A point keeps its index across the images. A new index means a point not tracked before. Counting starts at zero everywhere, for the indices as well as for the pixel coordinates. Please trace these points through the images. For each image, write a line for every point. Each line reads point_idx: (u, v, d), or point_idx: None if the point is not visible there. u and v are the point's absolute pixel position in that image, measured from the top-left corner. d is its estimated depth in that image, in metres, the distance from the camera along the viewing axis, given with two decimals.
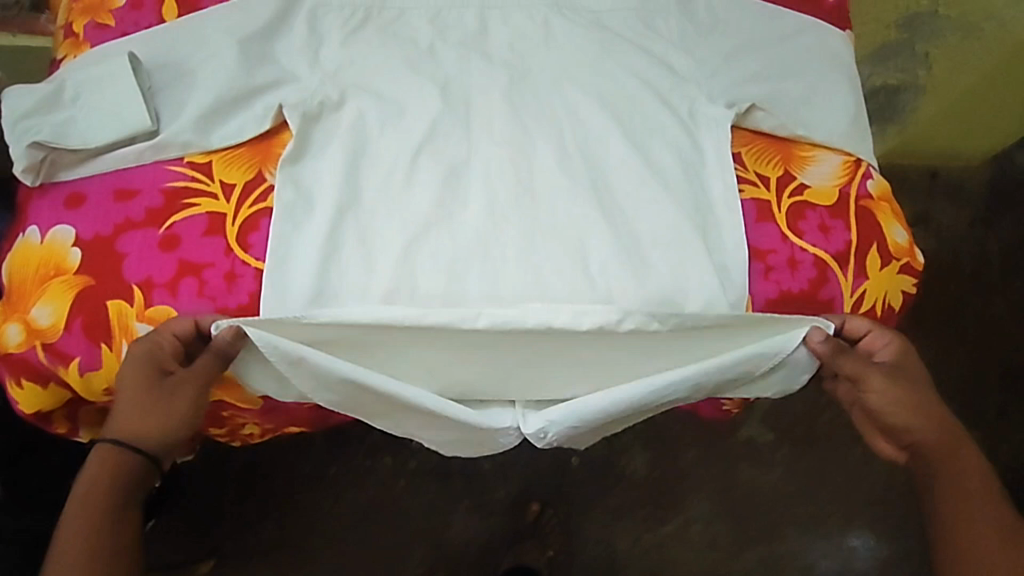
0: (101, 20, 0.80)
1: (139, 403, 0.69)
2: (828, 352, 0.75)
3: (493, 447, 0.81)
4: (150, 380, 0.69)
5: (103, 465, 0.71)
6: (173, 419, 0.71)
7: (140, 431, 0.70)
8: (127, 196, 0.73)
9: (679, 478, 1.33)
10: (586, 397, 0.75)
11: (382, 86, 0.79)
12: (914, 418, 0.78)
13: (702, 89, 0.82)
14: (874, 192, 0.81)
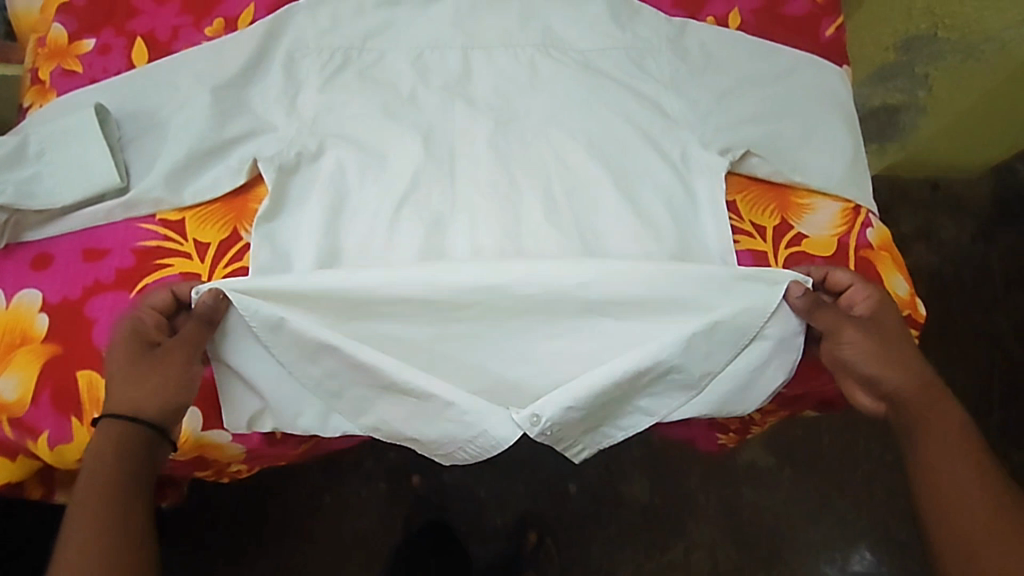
0: (68, 66, 0.76)
1: (129, 367, 0.64)
2: (805, 308, 0.70)
3: (489, 450, 0.69)
4: (138, 353, 0.64)
5: (103, 450, 0.62)
6: (166, 380, 0.64)
7: (135, 398, 0.63)
8: (96, 257, 0.69)
9: (680, 502, 1.26)
10: (581, 377, 0.69)
11: (361, 133, 0.75)
12: (896, 375, 0.70)
13: (695, 133, 0.79)
14: (874, 243, 0.78)
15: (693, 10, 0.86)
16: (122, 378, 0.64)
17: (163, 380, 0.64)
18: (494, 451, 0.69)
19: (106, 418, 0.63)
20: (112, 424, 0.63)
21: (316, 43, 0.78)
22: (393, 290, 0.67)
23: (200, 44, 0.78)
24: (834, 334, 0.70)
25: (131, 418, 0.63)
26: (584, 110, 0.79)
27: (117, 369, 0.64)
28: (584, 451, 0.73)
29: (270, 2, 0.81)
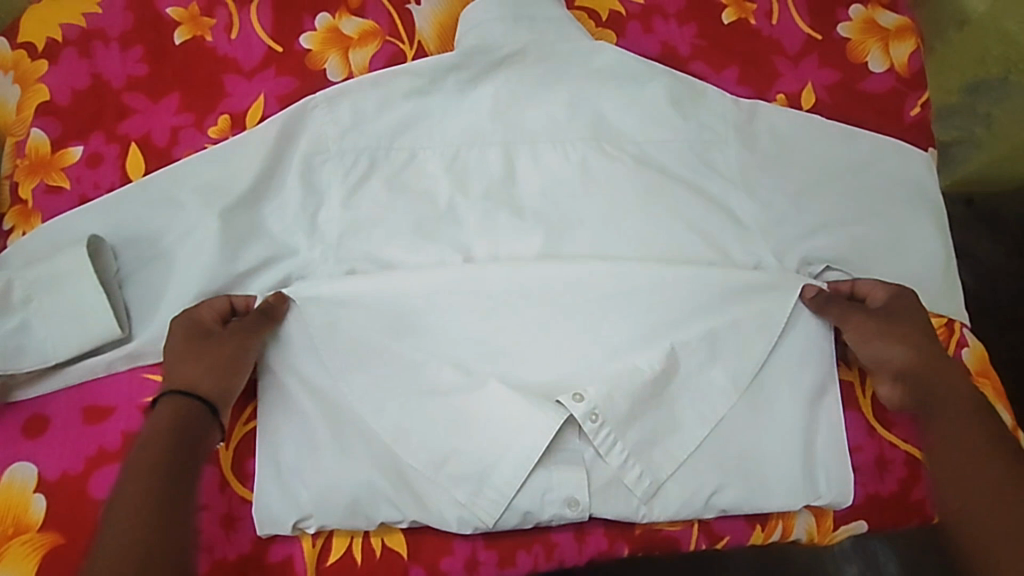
0: (52, 182, 0.66)
1: (187, 350, 0.60)
2: (817, 305, 0.68)
3: (543, 502, 0.63)
4: (196, 339, 0.61)
5: (159, 423, 0.58)
6: (223, 365, 0.60)
7: (191, 376, 0.59)
8: (98, 418, 0.60)
9: None
10: (639, 366, 0.65)
11: (394, 254, 0.67)
12: (903, 356, 0.65)
13: (770, 242, 0.71)
14: (971, 366, 0.71)
15: (762, 88, 0.77)
16: (177, 362, 0.60)
17: (218, 365, 0.60)
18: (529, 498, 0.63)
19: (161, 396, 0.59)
20: (168, 402, 0.59)
21: (337, 145, 0.68)
22: (439, 289, 0.65)
23: (204, 148, 0.68)
24: (839, 321, 0.67)
25: (187, 396, 0.59)
26: (642, 214, 0.71)
27: (174, 355, 0.60)
28: (643, 478, 0.64)
29: (281, 95, 0.70)
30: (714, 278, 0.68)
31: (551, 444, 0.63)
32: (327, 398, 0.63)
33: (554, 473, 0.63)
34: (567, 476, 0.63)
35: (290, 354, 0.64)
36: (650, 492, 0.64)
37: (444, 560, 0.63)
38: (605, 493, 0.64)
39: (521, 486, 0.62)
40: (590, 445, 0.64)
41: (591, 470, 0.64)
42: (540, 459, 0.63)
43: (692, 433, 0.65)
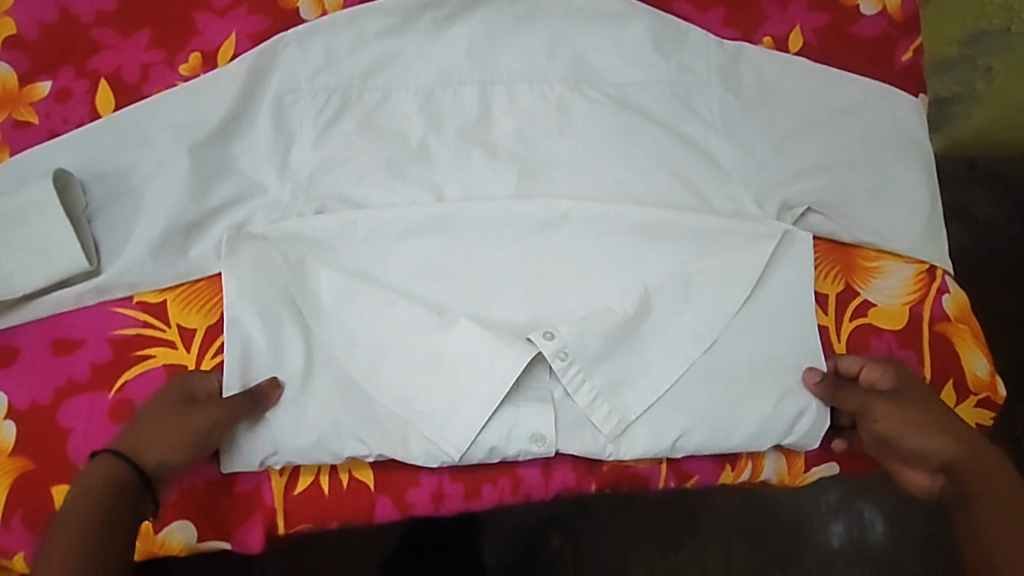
0: (21, 116, 0.66)
1: (149, 419, 0.58)
2: (825, 394, 0.65)
3: (511, 437, 0.63)
4: (176, 403, 0.59)
5: (89, 483, 0.54)
6: (176, 441, 0.57)
7: (150, 443, 0.57)
8: (67, 350, 0.61)
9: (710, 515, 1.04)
10: (612, 308, 0.65)
11: (365, 195, 0.66)
12: (935, 439, 0.62)
13: (749, 188, 0.69)
14: (951, 312, 0.69)
15: (748, 30, 0.74)
16: (148, 420, 0.58)
17: (172, 439, 0.57)
18: (498, 432, 0.63)
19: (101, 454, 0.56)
20: (105, 463, 0.56)
21: (309, 84, 0.67)
22: (410, 229, 0.65)
23: (174, 85, 0.67)
24: (864, 416, 0.63)
25: (126, 461, 0.56)
26: (621, 158, 0.69)
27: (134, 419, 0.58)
28: (611, 418, 0.64)
29: (254, 32, 0.68)
30: (685, 220, 0.67)
31: (516, 383, 0.64)
32: (294, 339, 0.63)
33: (521, 410, 0.63)
34: (535, 412, 0.64)
35: (254, 295, 0.62)
36: (617, 431, 0.64)
37: (409, 491, 0.64)
38: (574, 430, 0.65)
39: (488, 421, 0.63)
40: (558, 383, 0.65)
41: (560, 408, 0.65)
42: (506, 396, 0.63)
43: (664, 376, 0.65)
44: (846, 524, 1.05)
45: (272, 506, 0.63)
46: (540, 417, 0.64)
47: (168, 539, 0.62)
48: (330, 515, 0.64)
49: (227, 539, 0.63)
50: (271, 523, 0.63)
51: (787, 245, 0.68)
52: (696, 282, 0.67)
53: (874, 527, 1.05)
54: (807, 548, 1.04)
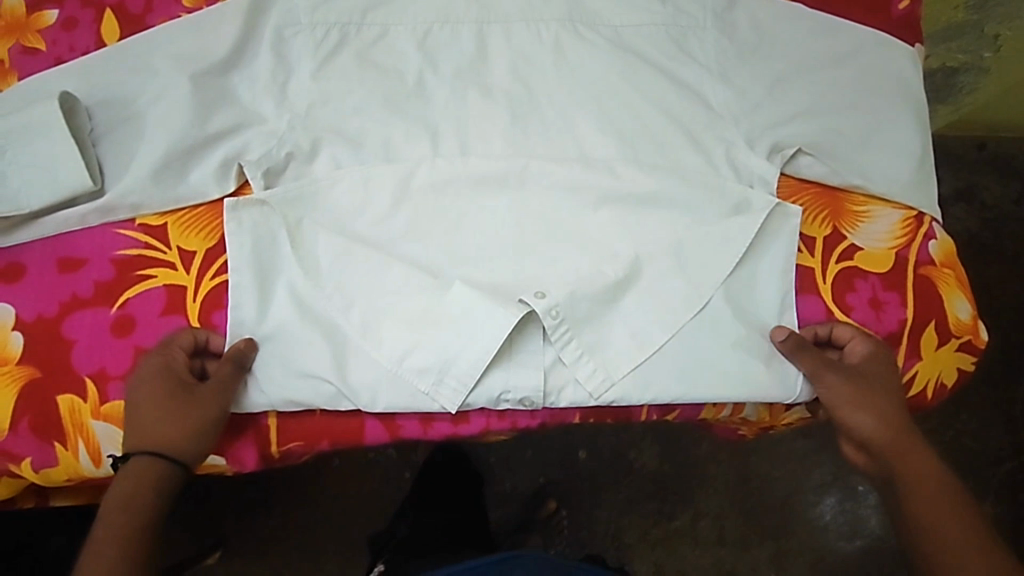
0: (29, 44, 0.68)
1: (160, 410, 0.60)
2: (793, 350, 0.65)
3: (498, 392, 0.65)
4: (173, 392, 0.60)
5: (125, 482, 0.59)
6: (193, 424, 0.60)
7: (170, 438, 0.60)
8: (72, 267, 0.63)
9: (698, 474, 1.07)
10: (603, 266, 0.66)
11: (361, 128, 0.67)
12: (873, 421, 0.65)
13: (741, 127, 0.69)
14: (936, 257, 0.71)
15: None
16: (155, 416, 0.60)
17: (191, 423, 0.60)
18: (482, 387, 0.65)
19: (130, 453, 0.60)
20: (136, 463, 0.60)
21: (309, 17, 0.68)
22: (404, 163, 0.67)
23: (178, 17, 0.68)
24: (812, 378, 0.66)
25: (157, 457, 0.60)
26: (616, 101, 0.70)
27: (142, 411, 0.60)
28: (597, 374, 0.66)
29: None
30: (674, 162, 0.69)
31: (508, 345, 0.65)
32: (289, 265, 0.64)
33: (511, 373, 0.65)
34: (525, 373, 0.65)
35: (249, 223, 0.64)
36: (602, 387, 0.65)
37: (397, 417, 0.66)
38: (560, 391, 0.66)
39: (478, 383, 0.65)
40: (549, 346, 0.66)
41: (548, 372, 0.66)
42: (498, 358, 0.65)
43: (655, 331, 0.66)
44: (837, 496, 1.07)
45: (266, 423, 0.65)
46: (528, 376, 0.65)
47: None
48: (321, 435, 0.66)
49: (223, 454, 0.66)
50: (265, 440, 0.66)
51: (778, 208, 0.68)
52: (683, 222, 0.68)
53: (866, 500, 1.07)
54: (797, 523, 1.07)
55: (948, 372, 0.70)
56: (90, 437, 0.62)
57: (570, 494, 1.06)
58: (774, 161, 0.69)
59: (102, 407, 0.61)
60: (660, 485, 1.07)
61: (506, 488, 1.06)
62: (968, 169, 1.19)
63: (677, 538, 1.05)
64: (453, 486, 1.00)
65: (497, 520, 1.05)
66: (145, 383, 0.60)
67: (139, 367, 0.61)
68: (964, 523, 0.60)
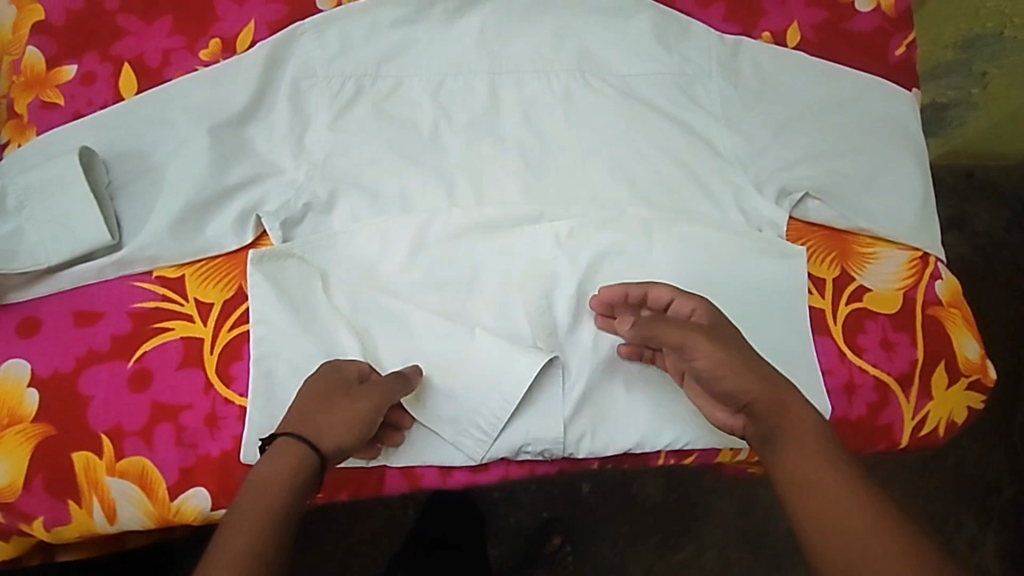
0: (47, 98, 0.69)
1: (320, 397, 0.58)
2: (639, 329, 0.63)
3: (517, 442, 0.65)
4: (332, 387, 0.59)
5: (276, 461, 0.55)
6: (351, 418, 0.57)
7: (321, 426, 0.56)
8: (89, 321, 0.63)
9: (705, 509, 1.06)
10: None
11: (376, 178, 0.68)
12: (788, 405, 0.57)
13: (748, 173, 0.71)
14: (943, 297, 0.72)
15: (748, 25, 0.76)
16: (311, 406, 0.57)
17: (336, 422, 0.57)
18: (501, 438, 0.65)
19: (284, 436, 0.56)
20: (290, 446, 0.55)
21: (325, 70, 0.69)
22: (418, 209, 0.68)
23: (195, 70, 0.70)
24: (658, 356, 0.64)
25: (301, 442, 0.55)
26: (624, 147, 0.71)
27: (304, 402, 0.58)
28: (613, 422, 0.66)
29: (272, 21, 0.71)
30: (683, 207, 0.70)
31: (526, 397, 0.65)
32: (308, 316, 0.65)
33: (531, 424, 0.65)
34: (544, 424, 0.65)
35: (271, 275, 0.65)
36: (619, 434, 0.66)
37: (416, 469, 0.66)
38: (578, 439, 0.66)
39: (498, 434, 0.65)
40: (568, 396, 0.66)
41: (568, 423, 0.66)
42: (518, 410, 0.65)
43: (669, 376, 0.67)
44: None
45: None
46: (546, 424, 0.65)
47: (182, 507, 0.61)
48: (339, 487, 0.65)
49: None
50: None
51: (785, 252, 0.70)
52: (694, 267, 0.69)
53: None
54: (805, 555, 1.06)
55: (960, 411, 0.70)
56: (106, 494, 0.61)
57: (577, 529, 1.05)
58: (783, 206, 0.71)
59: (118, 463, 0.61)
60: (668, 518, 1.06)
61: (510, 522, 1.04)
62: (962, 198, 1.21)
63: (684, 570, 1.05)
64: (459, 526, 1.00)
65: (500, 556, 1.03)
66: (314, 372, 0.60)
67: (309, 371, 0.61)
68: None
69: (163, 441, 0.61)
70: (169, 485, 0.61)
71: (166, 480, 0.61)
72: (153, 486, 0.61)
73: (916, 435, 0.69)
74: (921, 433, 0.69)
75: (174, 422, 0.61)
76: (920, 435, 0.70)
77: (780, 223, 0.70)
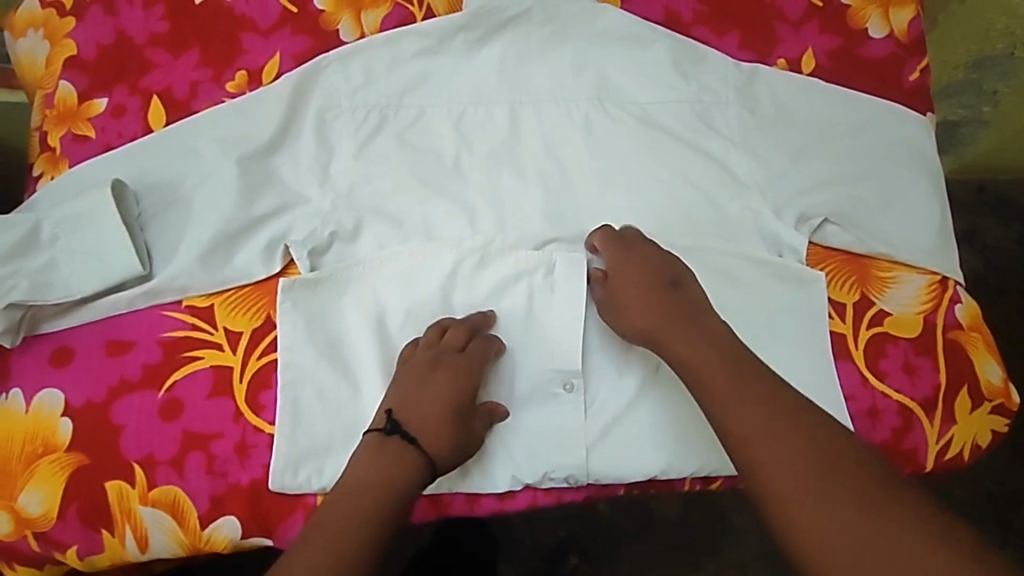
0: (79, 131, 0.71)
1: (440, 398, 0.63)
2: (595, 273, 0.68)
3: (542, 468, 0.66)
4: (451, 387, 0.63)
5: (385, 459, 0.60)
6: (466, 431, 0.63)
7: (437, 435, 0.62)
8: (120, 350, 0.64)
9: (725, 528, 1.06)
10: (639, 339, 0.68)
11: (400, 207, 0.69)
12: (680, 347, 0.62)
13: (767, 199, 0.72)
14: (964, 321, 0.72)
15: (763, 52, 0.78)
16: (432, 406, 0.63)
17: (454, 432, 0.63)
18: (527, 463, 0.66)
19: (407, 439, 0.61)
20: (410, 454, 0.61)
21: (349, 101, 0.70)
22: (441, 237, 0.69)
23: (222, 101, 0.71)
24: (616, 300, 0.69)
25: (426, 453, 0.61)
26: (644, 173, 0.72)
27: (429, 400, 0.63)
28: (640, 450, 0.66)
29: (296, 53, 0.73)
30: (702, 230, 0.71)
31: (549, 424, 0.66)
32: (336, 344, 0.66)
33: (555, 450, 0.66)
34: (570, 450, 0.66)
35: (300, 305, 0.65)
36: (646, 462, 0.66)
37: (444, 496, 0.66)
38: (604, 465, 0.66)
39: (523, 461, 0.66)
40: (592, 421, 0.66)
41: (593, 450, 0.66)
42: (543, 437, 0.66)
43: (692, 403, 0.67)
44: None
45: (314, 503, 0.63)
46: (570, 450, 0.66)
47: (213, 535, 0.62)
48: None
49: (270, 536, 0.63)
50: None
51: (805, 276, 0.70)
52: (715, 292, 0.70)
53: None
54: None
55: (983, 434, 0.71)
56: (138, 523, 0.62)
57: (593, 548, 1.04)
58: (803, 231, 0.71)
59: (149, 492, 0.62)
60: (687, 537, 1.06)
61: (526, 543, 1.04)
62: (973, 214, 1.21)
63: None
64: (477, 533, 1.02)
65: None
66: (433, 357, 0.64)
67: (424, 348, 0.65)
68: (911, 557, 0.51)
69: (194, 470, 0.62)
70: (199, 514, 0.62)
71: (197, 509, 0.62)
72: (185, 514, 0.62)
73: (940, 459, 0.70)
74: (945, 456, 0.70)
75: (204, 451, 0.62)
76: (945, 458, 0.70)
77: (801, 248, 0.71)
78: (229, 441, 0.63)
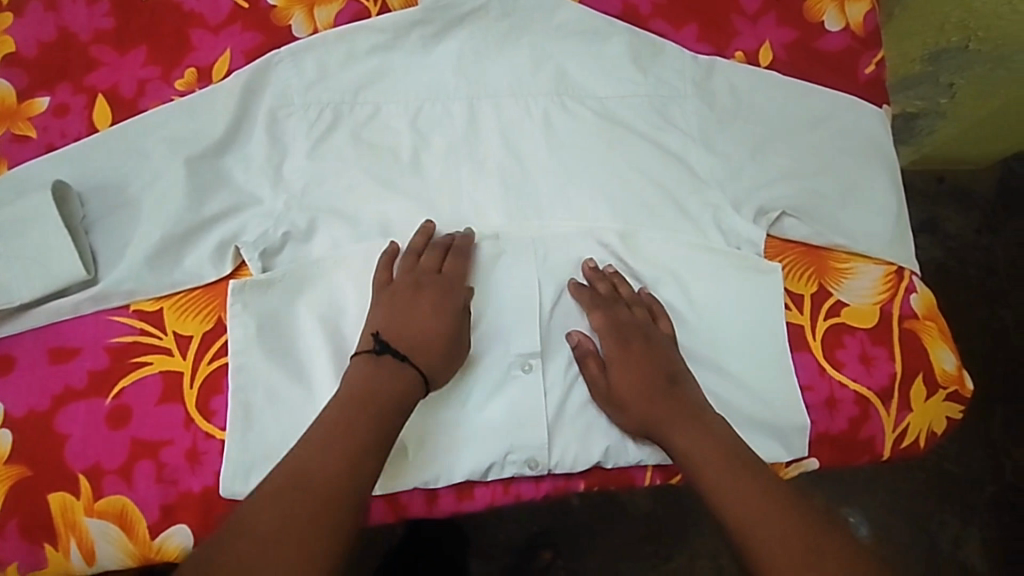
0: (19, 131, 0.68)
1: (423, 312, 0.63)
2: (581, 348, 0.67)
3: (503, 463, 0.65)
4: (433, 297, 0.63)
5: (372, 380, 0.60)
6: (453, 333, 0.63)
7: (428, 351, 0.62)
8: (64, 357, 0.62)
9: (696, 518, 1.06)
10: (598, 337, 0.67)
11: (355, 205, 0.68)
12: (679, 437, 0.62)
13: (726, 192, 0.72)
14: (919, 310, 0.73)
15: (721, 46, 0.78)
16: (417, 322, 0.63)
17: (441, 342, 0.63)
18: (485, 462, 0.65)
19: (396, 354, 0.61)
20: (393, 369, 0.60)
21: (302, 98, 0.69)
22: (398, 235, 0.68)
23: (170, 100, 0.69)
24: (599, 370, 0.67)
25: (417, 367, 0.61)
26: (603, 168, 0.72)
27: (413, 316, 0.63)
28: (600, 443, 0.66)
29: (247, 50, 0.71)
30: (662, 225, 0.71)
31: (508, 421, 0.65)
32: (291, 345, 0.64)
33: (515, 448, 0.65)
34: (529, 446, 0.65)
35: (252, 306, 0.64)
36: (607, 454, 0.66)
37: (402, 495, 0.65)
38: (564, 459, 0.66)
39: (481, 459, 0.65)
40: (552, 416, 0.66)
41: (552, 445, 0.66)
42: (502, 434, 0.65)
43: None
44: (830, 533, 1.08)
45: None
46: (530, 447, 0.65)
47: (163, 545, 0.60)
48: None
49: None
50: None
51: (764, 268, 0.70)
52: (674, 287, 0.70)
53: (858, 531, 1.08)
54: None
55: (939, 421, 0.71)
56: (84, 535, 0.60)
57: (565, 543, 1.04)
58: (760, 224, 0.72)
59: (96, 503, 0.60)
60: (658, 529, 1.06)
61: (499, 537, 1.03)
62: (935, 204, 1.23)
63: None
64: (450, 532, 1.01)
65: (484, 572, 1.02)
66: (412, 280, 0.64)
67: (403, 270, 0.65)
68: None
69: (142, 479, 0.60)
70: (148, 523, 0.60)
71: (146, 519, 0.60)
72: (133, 524, 0.60)
73: (897, 446, 0.70)
74: (902, 444, 0.70)
75: (153, 459, 0.60)
76: (901, 446, 0.71)
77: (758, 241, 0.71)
78: (179, 449, 0.61)
